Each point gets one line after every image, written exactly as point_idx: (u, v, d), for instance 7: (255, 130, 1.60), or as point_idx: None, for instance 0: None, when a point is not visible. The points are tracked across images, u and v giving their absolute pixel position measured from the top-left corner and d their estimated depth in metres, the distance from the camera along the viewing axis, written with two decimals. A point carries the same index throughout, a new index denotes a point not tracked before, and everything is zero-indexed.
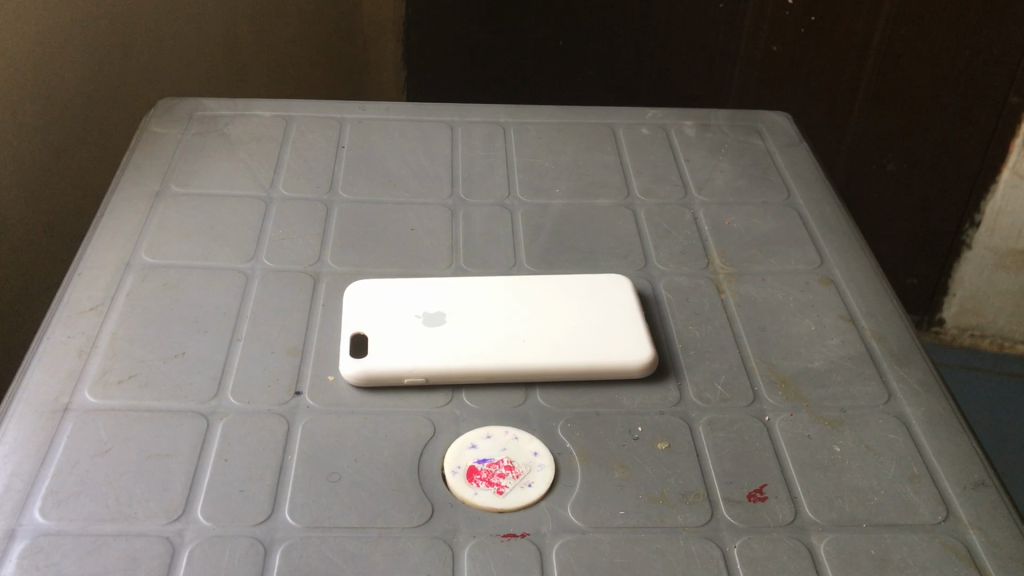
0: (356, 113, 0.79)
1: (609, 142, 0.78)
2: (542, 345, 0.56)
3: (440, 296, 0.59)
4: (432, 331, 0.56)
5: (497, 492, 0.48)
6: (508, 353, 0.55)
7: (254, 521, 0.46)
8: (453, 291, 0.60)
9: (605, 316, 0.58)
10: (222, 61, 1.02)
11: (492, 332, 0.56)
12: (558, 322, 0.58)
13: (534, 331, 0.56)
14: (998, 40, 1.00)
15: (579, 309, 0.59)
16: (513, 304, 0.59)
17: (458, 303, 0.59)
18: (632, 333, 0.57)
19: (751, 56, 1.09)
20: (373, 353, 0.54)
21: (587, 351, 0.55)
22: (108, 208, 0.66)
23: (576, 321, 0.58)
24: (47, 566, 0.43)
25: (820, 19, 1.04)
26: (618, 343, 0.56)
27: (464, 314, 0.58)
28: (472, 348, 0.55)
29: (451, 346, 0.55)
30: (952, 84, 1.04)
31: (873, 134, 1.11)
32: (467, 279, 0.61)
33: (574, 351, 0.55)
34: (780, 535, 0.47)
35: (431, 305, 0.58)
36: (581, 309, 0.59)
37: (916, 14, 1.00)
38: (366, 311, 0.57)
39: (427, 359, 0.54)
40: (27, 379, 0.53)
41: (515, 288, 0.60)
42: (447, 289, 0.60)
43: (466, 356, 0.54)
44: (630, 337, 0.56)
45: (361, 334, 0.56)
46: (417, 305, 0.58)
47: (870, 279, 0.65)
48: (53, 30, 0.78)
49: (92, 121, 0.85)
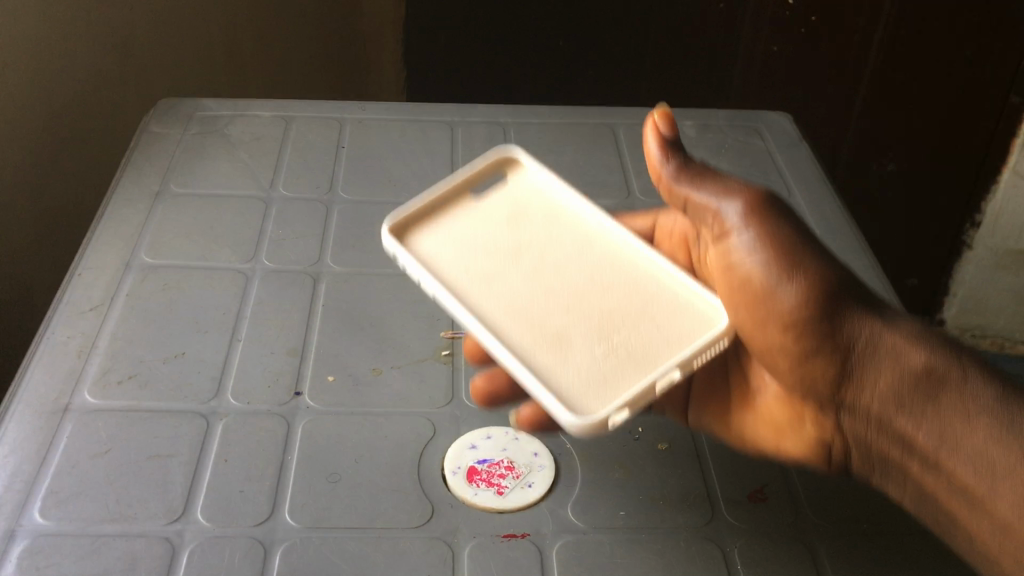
0: (355, 113, 0.79)
1: (609, 143, 0.78)
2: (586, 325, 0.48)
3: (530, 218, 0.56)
4: (486, 245, 0.53)
5: (497, 493, 0.48)
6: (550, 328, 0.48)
7: (254, 521, 0.46)
8: (547, 223, 0.55)
9: (676, 332, 0.48)
10: (223, 62, 1.02)
11: (552, 296, 0.50)
12: (589, 322, 0.48)
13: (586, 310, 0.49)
14: (1000, 40, 0.96)
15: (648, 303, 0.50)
16: (587, 272, 0.52)
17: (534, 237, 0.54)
18: (639, 374, 0.45)
19: (751, 57, 1.04)
20: (420, 241, 0.53)
21: (567, 379, 0.45)
22: (109, 208, 0.66)
23: (614, 324, 0.48)
24: (47, 566, 0.43)
25: (821, 19, 0.99)
26: (604, 399, 0.44)
27: (538, 266, 0.52)
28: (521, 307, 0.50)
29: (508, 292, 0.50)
30: (953, 84, 1.00)
31: (872, 136, 1.06)
32: (564, 227, 0.55)
33: (554, 373, 0.45)
34: (781, 536, 0.48)
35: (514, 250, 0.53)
36: (640, 312, 0.49)
37: (918, 14, 0.96)
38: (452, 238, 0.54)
39: (453, 270, 0.51)
40: (27, 379, 0.53)
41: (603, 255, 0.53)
42: (550, 218, 0.56)
43: (507, 311, 0.49)
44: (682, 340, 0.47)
45: (436, 252, 0.53)
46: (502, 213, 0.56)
47: (870, 279, 0.65)
48: (51, 29, 0.78)
49: (88, 123, 0.85)
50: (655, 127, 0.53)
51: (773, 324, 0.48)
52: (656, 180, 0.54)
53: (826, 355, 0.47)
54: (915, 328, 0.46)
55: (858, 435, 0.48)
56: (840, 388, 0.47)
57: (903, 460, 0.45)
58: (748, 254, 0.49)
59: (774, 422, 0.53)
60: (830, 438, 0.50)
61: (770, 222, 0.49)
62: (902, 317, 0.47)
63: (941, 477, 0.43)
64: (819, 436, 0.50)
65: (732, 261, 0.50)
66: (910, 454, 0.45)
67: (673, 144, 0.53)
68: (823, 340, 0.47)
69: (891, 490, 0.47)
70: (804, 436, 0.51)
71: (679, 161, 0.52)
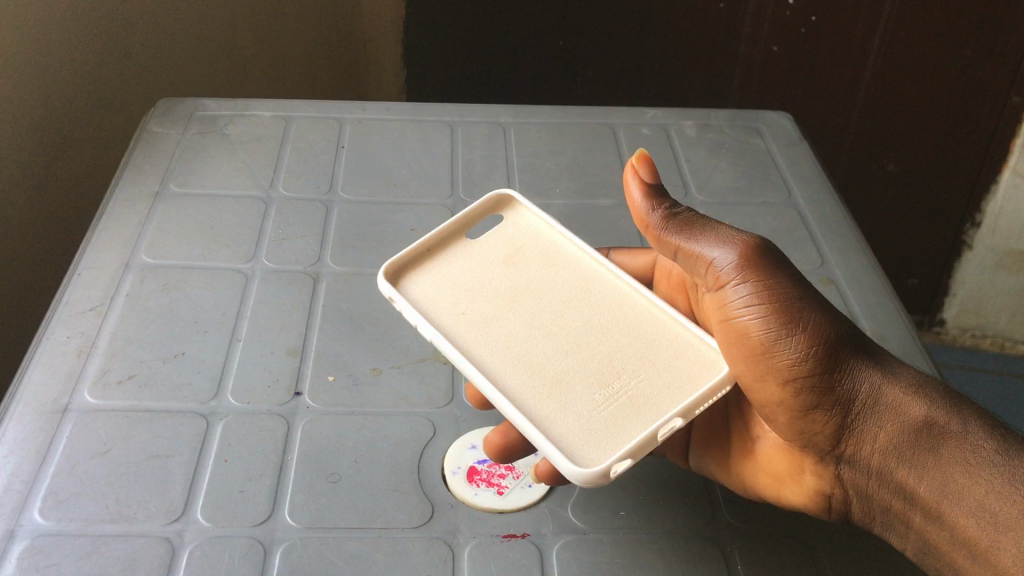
0: (355, 113, 0.79)
1: (609, 143, 0.78)
2: (585, 369, 0.48)
3: (525, 257, 0.55)
4: (482, 286, 0.53)
5: (497, 493, 0.49)
6: (546, 373, 0.48)
7: (254, 521, 0.46)
8: (543, 261, 0.55)
9: (681, 378, 0.47)
10: (223, 64, 1.02)
11: (549, 339, 0.50)
12: (590, 368, 0.48)
13: (583, 354, 0.49)
14: (999, 39, 0.95)
15: (648, 347, 0.49)
16: (586, 314, 0.51)
17: (530, 277, 0.54)
18: (646, 423, 0.44)
19: (751, 57, 1.03)
20: (414, 287, 0.53)
21: (570, 431, 0.44)
22: (108, 208, 0.66)
23: (617, 369, 0.48)
24: (46, 567, 0.43)
25: (820, 19, 0.98)
26: (607, 450, 0.43)
27: (533, 310, 0.51)
28: (518, 350, 0.49)
29: (503, 336, 0.50)
30: (952, 84, 0.99)
31: (872, 136, 1.06)
32: (557, 268, 0.54)
33: (557, 424, 0.44)
34: (780, 535, 0.48)
35: (508, 292, 0.53)
36: (642, 356, 0.48)
37: (916, 14, 0.95)
38: (447, 282, 0.53)
39: (450, 316, 0.51)
40: (27, 379, 0.53)
41: (599, 298, 0.52)
42: (544, 256, 0.55)
43: (502, 357, 0.48)
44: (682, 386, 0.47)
45: (431, 294, 0.52)
46: (496, 252, 0.55)
47: (870, 279, 0.65)
48: (49, 31, 0.78)
49: (87, 124, 0.84)
50: (636, 175, 0.51)
51: (772, 379, 0.46)
52: (643, 229, 0.52)
53: (826, 408, 0.46)
54: (917, 378, 0.45)
55: (857, 489, 0.46)
56: (839, 440, 0.46)
57: (904, 512, 0.45)
58: (745, 309, 0.46)
59: (773, 471, 0.49)
60: (830, 490, 0.47)
61: (766, 276, 0.46)
62: (900, 366, 0.45)
63: (944, 531, 0.42)
64: (818, 487, 0.48)
65: (727, 314, 0.47)
66: (912, 507, 0.44)
67: (654, 187, 0.51)
68: (822, 395, 0.45)
69: (890, 539, 0.46)
70: (804, 487, 0.48)
71: (664, 208, 0.50)
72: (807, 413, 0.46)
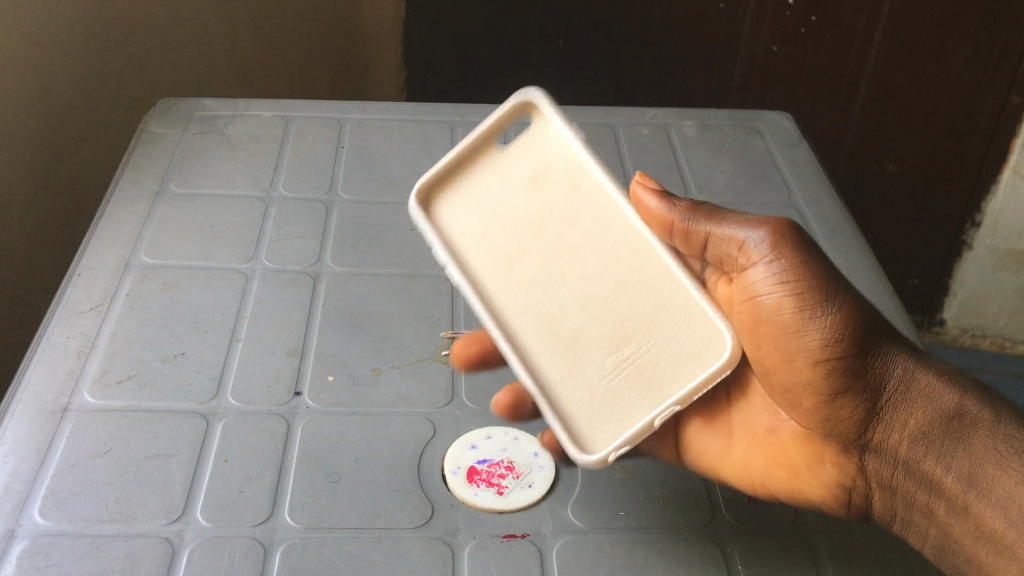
0: (355, 113, 0.79)
1: (609, 142, 0.78)
2: (597, 330, 0.50)
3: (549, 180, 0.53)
4: (510, 219, 0.53)
5: (497, 493, 0.48)
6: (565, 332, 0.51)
7: (254, 521, 0.46)
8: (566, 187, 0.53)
9: (686, 349, 0.49)
10: (223, 64, 1.02)
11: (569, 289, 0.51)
12: (604, 329, 0.50)
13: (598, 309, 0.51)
14: (1000, 39, 0.94)
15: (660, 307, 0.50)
16: (605, 259, 0.51)
17: (553, 208, 0.53)
18: (650, 406, 0.48)
19: (751, 57, 1.03)
20: (448, 215, 0.54)
21: (578, 407, 0.49)
22: (108, 208, 0.66)
23: (629, 332, 0.50)
24: (46, 567, 0.43)
25: (821, 19, 0.98)
26: (612, 431, 0.48)
27: (554, 255, 0.52)
28: (541, 300, 0.51)
29: (528, 283, 0.52)
30: (952, 83, 0.99)
31: (872, 136, 1.06)
32: (580, 199, 0.53)
33: (566, 395, 0.49)
34: (780, 536, 0.48)
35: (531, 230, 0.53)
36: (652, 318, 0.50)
37: (916, 13, 0.95)
38: (475, 216, 0.54)
39: (480, 254, 0.53)
40: (27, 379, 0.53)
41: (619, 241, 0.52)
42: (570, 178, 0.53)
43: (526, 308, 0.51)
44: (685, 361, 0.49)
45: (461, 229, 0.54)
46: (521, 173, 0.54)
47: (870, 279, 0.65)
48: (51, 34, 0.78)
49: (87, 125, 0.85)
50: (646, 187, 0.51)
51: (801, 364, 0.47)
52: (662, 234, 0.51)
53: (855, 396, 0.47)
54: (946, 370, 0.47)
55: (880, 481, 0.48)
56: (866, 429, 0.48)
57: (927, 504, 0.46)
58: (772, 289, 0.48)
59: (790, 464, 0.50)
60: (851, 483, 0.49)
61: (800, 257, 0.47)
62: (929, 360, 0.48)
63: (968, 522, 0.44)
64: (838, 480, 0.49)
65: (756, 296, 0.49)
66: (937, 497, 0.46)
67: (667, 194, 0.51)
68: (852, 385, 0.47)
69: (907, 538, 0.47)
70: (823, 479, 0.49)
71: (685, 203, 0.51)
72: (833, 403, 0.48)
